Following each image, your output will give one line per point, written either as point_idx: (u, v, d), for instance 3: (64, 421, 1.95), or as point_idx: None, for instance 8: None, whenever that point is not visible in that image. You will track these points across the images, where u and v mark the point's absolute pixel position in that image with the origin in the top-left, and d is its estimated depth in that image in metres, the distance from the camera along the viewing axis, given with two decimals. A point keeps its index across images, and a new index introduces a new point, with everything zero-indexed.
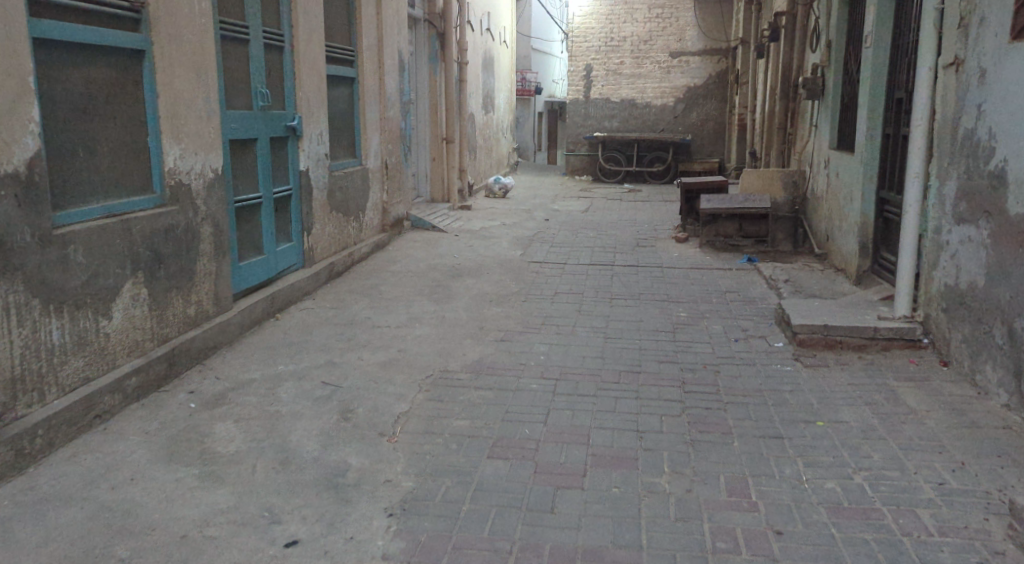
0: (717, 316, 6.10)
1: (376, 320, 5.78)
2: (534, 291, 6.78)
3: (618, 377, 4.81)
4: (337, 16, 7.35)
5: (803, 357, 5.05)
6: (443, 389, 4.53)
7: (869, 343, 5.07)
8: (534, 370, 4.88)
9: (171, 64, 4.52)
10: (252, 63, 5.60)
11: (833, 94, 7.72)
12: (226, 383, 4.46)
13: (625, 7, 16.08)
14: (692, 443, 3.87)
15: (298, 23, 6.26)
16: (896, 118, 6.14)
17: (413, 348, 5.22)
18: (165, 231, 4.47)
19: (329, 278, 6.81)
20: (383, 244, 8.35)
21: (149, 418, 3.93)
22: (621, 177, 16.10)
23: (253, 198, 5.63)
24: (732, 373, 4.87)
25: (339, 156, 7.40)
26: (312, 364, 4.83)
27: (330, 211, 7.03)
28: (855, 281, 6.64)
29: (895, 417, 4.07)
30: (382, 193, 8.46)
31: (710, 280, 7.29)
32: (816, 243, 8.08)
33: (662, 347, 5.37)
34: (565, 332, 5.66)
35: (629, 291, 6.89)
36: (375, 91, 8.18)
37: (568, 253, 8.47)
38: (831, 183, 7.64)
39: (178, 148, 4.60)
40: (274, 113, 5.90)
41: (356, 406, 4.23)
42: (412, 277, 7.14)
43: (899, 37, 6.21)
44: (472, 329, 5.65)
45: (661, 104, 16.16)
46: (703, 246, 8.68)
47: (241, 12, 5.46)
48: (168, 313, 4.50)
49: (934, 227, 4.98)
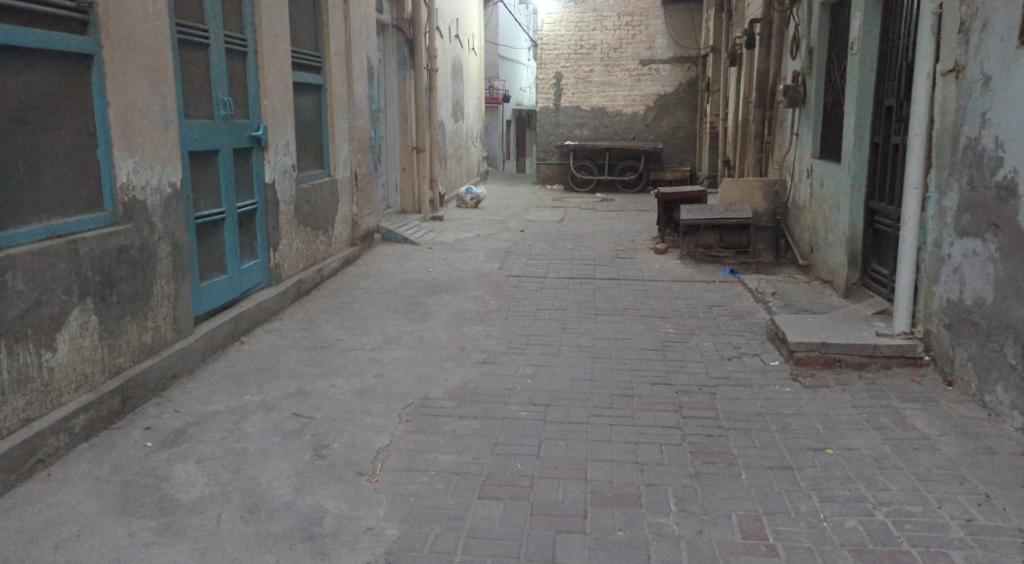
0: (707, 332, 5.86)
1: (350, 343, 5.43)
2: (515, 307, 6.49)
3: (611, 402, 4.53)
4: (303, 21, 7.00)
5: (800, 376, 4.82)
6: (425, 419, 4.20)
7: (869, 361, 4.85)
8: (521, 395, 4.58)
9: (122, 70, 4.15)
10: (212, 69, 5.23)
11: (815, 102, 7.56)
12: (187, 417, 4.09)
13: (594, 15, 15.90)
14: (697, 477, 3.60)
15: (262, 27, 5.91)
16: (886, 126, 5.95)
17: (391, 372, 4.89)
18: (118, 252, 4.09)
19: (297, 296, 6.44)
20: (353, 258, 7.99)
21: (99, 460, 3.56)
22: (594, 186, 15.92)
23: (215, 214, 5.25)
24: (729, 395, 4.61)
25: (306, 167, 7.03)
26: (282, 394, 4.47)
27: (297, 225, 6.66)
28: (844, 293, 6.45)
29: (907, 443, 3.84)
30: (352, 206, 8.10)
31: (695, 293, 7.05)
32: (799, 253, 7.90)
33: (653, 368, 5.10)
34: (550, 352, 5.37)
35: (613, 306, 6.63)
36: (343, 99, 7.84)
37: (547, 265, 8.20)
38: (815, 192, 7.46)
39: (131, 161, 4.22)
40: (236, 122, 5.53)
41: (331, 441, 3.89)
42: (385, 293, 6.80)
43: (887, 42, 6.03)
44: (452, 351, 5.33)
45: (632, 112, 15.98)
46: (684, 257, 8.46)
47: (200, 15, 5.10)
48: (122, 342, 4.12)
49: (934, 240, 4.77)
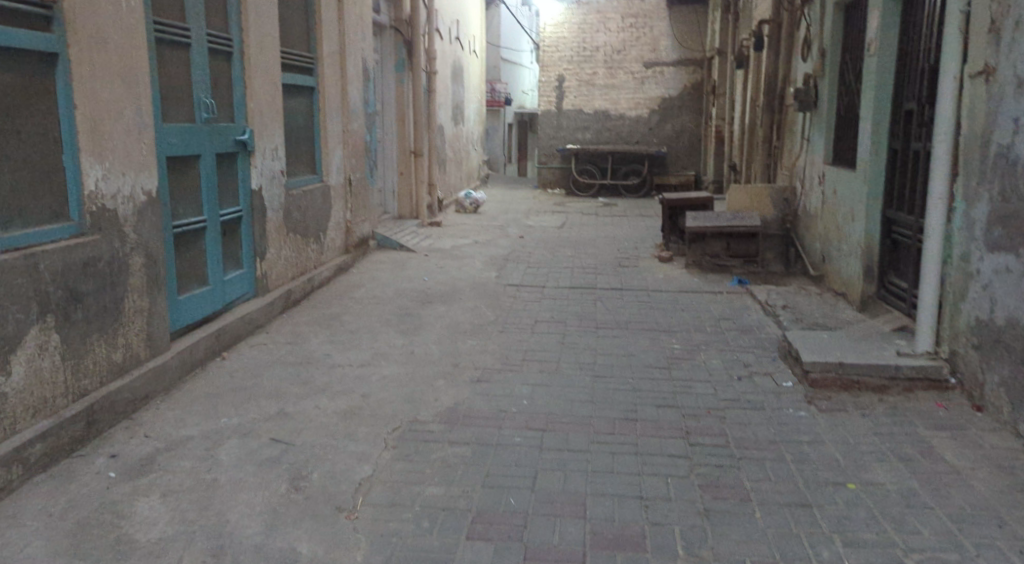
0: (714, 348, 5.55)
1: (337, 358, 5.14)
2: (512, 320, 6.19)
3: (613, 426, 4.22)
4: (294, 20, 6.71)
5: (815, 398, 4.54)
6: (413, 446, 3.90)
7: (889, 383, 4.58)
8: (515, 419, 4.27)
9: (92, 70, 3.85)
10: (193, 70, 4.93)
11: (828, 106, 7.27)
12: (157, 442, 3.78)
13: (598, 16, 15.62)
14: (708, 515, 3.30)
15: (248, 26, 5.61)
16: (905, 132, 5.67)
17: (379, 392, 4.59)
18: (85, 265, 3.79)
19: (285, 307, 6.15)
20: (346, 266, 7.69)
21: (54, 494, 3.26)
22: (596, 190, 15.63)
23: (196, 223, 4.96)
24: (740, 420, 4.31)
25: (297, 172, 6.74)
26: (261, 416, 4.17)
27: (286, 233, 6.36)
28: (859, 307, 6.16)
29: (937, 477, 3.55)
30: (345, 212, 7.81)
31: (701, 305, 6.74)
32: (810, 263, 7.60)
33: (658, 388, 4.78)
34: (548, 370, 5.07)
35: (615, 318, 6.33)
36: (337, 101, 7.55)
37: (546, 274, 7.90)
38: (827, 201, 7.17)
39: (100, 167, 3.92)
40: (219, 126, 5.23)
41: (310, 472, 3.59)
42: (377, 304, 6.51)
43: (907, 43, 5.74)
44: (444, 368, 5.03)
45: (636, 116, 15.68)
46: (689, 266, 8.18)
47: (181, 12, 4.80)
48: (88, 362, 3.81)
49: (960, 253, 4.49)
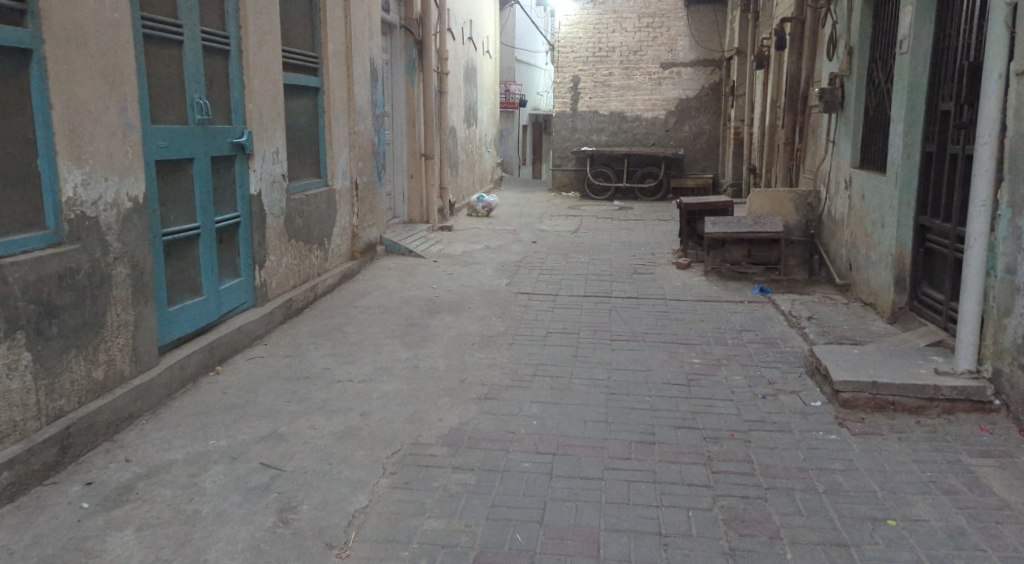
0: (737, 363, 5.24)
1: (337, 373, 4.86)
2: (523, 331, 5.90)
3: (629, 451, 3.91)
4: (297, 18, 6.46)
5: (848, 420, 4.23)
6: (413, 472, 3.62)
7: (927, 405, 4.26)
8: (524, 441, 3.98)
9: (72, 68, 3.60)
10: (187, 70, 4.67)
11: (855, 108, 6.95)
12: (137, 468, 3.51)
13: (614, 16, 15.34)
14: (734, 556, 3.00)
15: (247, 24, 5.35)
16: (941, 134, 5.35)
17: (379, 412, 4.30)
18: (60, 277, 3.53)
19: (286, 316, 5.89)
20: (352, 273, 7.43)
21: (21, 529, 3.00)
22: (611, 194, 15.30)
23: (190, 230, 4.71)
24: (767, 443, 3.99)
25: (299, 176, 6.48)
26: (253, 438, 3.90)
27: (288, 240, 6.11)
28: (890, 319, 5.84)
29: (986, 514, 3.24)
30: (351, 217, 7.54)
31: (721, 315, 6.42)
32: (835, 271, 7.27)
33: (677, 408, 4.47)
34: (561, 386, 4.78)
35: (631, 330, 6.02)
36: (343, 103, 7.29)
37: (559, 282, 7.60)
38: (854, 206, 6.84)
39: (80, 172, 3.66)
40: (214, 128, 4.97)
41: (299, 502, 3.31)
42: (383, 314, 6.24)
43: (942, 41, 5.42)
44: (450, 384, 4.74)
45: (653, 117, 15.31)
46: (708, 274, 7.87)
47: (172, 8, 4.55)
48: (64, 381, 3.55)
49: (1006, 264, 4.19)
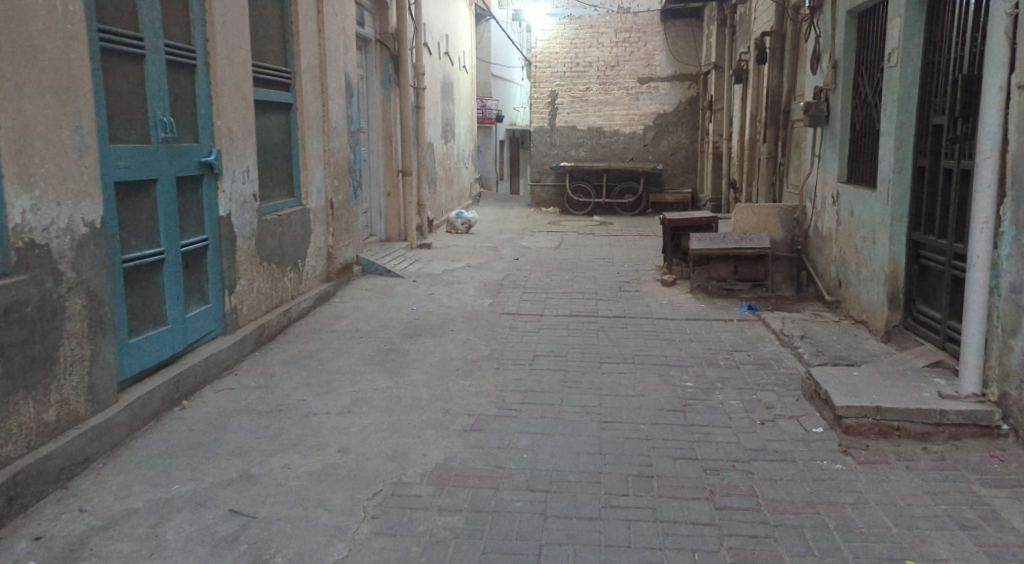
0: (731, 386, 5.03)
1: (313, 405, 4.58)
2: (509, 354, 5.66)
3: (626, 486, 3.68)
4: (268, 31, 6.20)
5: (852, 448, 4.02)
6: (397, 516, 3.37)
7: (933, 430, 4.07)
8: (514, 478, 3.74)
9: (19, 84, 3.33)
10: (150, 85, 4.40)
11: (842, 121, 6.81)
12: (91, 520, 3.24)
13: (591, 31, 15.22)
14: None
15: (213, 38, 5.09)
16: (934, 148, 5.19)
17: (359, 447, 4.04)
18: (7, 311, 3.25)
19: (257, 343, 5.60)
20: (328, 295, 7.15)
21: None
22: (591, 209, 15.15)
23: (153, 255, 4.43)
24: (770, 475, 3.78)
25: (271, 195, 6.21)
26: (221, 480, 3.62)
27: (259, 262, 5.82)
28: (884, 337, 5.66)
29: (1009, 554, 3.06)
30: (326, 237, 7.27)
31: (711, 335, 6.23)
32: (824, 287, 7.11)
33: (673, 437, 4.25)
34: (551, 414, 4.54)
35: (620, 351, 5.80)
36: (316, 119, 7.03)
37: (543, 301, 7.38)
38: (842, 221, 6.69)
39: (28, 196, 3.39)
40: (179, 147, 4.69)
41: (272, 555, 3.06)
42: (361, 339, 5.96)
43: (933, 52, 5.27)
44: (433, 415, 4.48)
45: (630, 132, 15.23)
46: (694, 291, 7.67)
47: (133, 20, 4.28)
48: (10, 425, 3.26)
49: (1010, 284, 4.01)
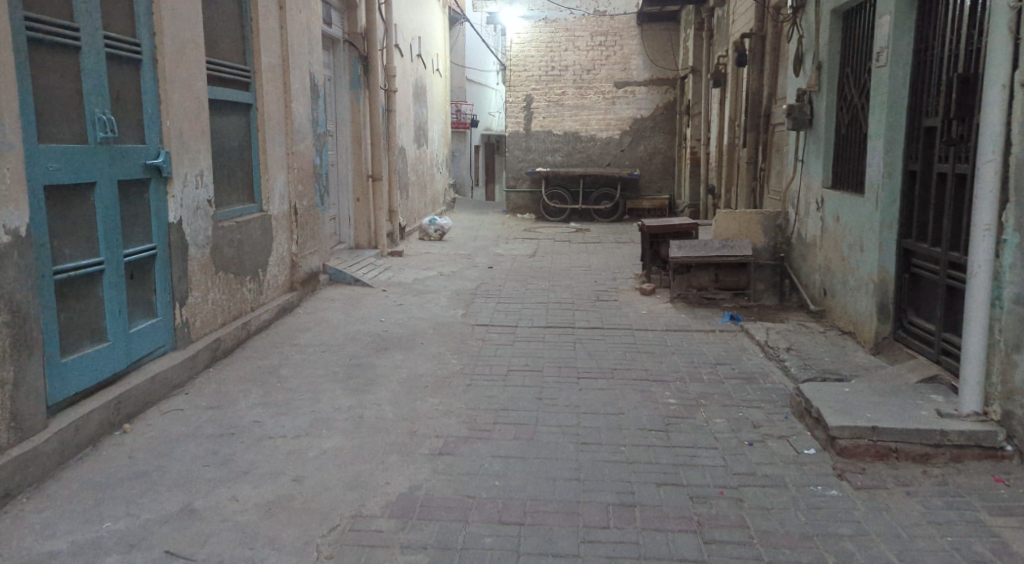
0: (716, 402, 4.75)
1: (268, 428, 4.23)
2: (481, 369, 5.34)
3: (607, 517, 3.37)
4: (225, 27, 5.85)
5: (847, 471, 3.75)
6: (354, 556, 3.03)
7: (934, 452, 3.80)
8: (485, 509, 3.42)
9: None
10: (87, 82, 4.05)
11: (826, 125, 6.60)
12: None
13: (567, 34, 14.98)
14: None
15: (161, 32, 4.73)
16: (926, 151, 4.96)
17: (316, 475, 3.69)
18: None
19: (212, 359, 5.23)
20: (292, 306, 6.79)
21: None
22: (567, 215, 14.87)
23: (90, 265, 4.06)
24: (762, 503, 3.49)
25: (227, 200, 5.84)
26: (160, 516, 3.27)
27: (215, 272, 5.46)
28: (873, 349, 5.41)
29: None
30: (290, 244, 6.91)
31: (693, 347, 5.96)
32: (808, 297, 6.89)
33: (656, 460, 3.95)
34: (525, 436, 4.23)
35: (598, 365, 5.50)
36: (279, 121, 6.69)
37: (518, 311, 7.08)
38: (827, 228, 6.45)
39: None
40: (121, 148, 4.33)
41: None
42: (324, 353, 5.61)
43: (924, 50, 5.05)
44: (399, 438, 4.15)
45: (607, 137, 15.00)
46: (674, 300, 7.41)
47: (67, 9, 3.93)
48: None
49: (1014, 295, 3.77)
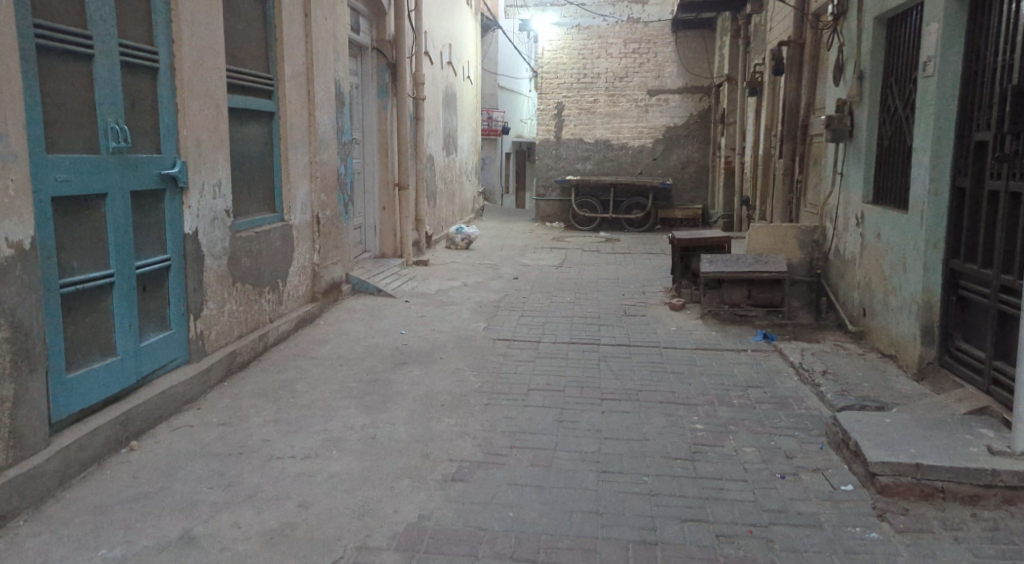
0: (747, 429, 4.51)
1: (278, 448, 4.08)
2: (502, 388, 5.15)
3: (627, 556, 3.16)
4: (247, 33, 5.74)
5: (889, 512, 3.50)
6: None
7: (984, 493, 3.52)
8: (496, 542, 3.23)
9: None
10: (100, 90, 3.94)
11: (867, 138, 6.34)
12: None
13: (600, 42, 14.76)
14: None
15: (179, 38, 4.62)
16: (976, 166, 4.68)
17: (322, 501, 3.53)
18: None
19: (226, 372, 5.11)
20: (311, 317, 6.67)
21: None
22: (597, 224, 14.52)
23: (99, 278, 3.95)
24: (794, 545, 3.25)
25: (247, 210, 5.73)
26: (158, 542, 3.13)
27: (232, 283, 5.34)
28: (916, 374, 5.12)
29: None
30: (311, 254, 6.79)
31: (724, 368, 5.71)
32: (846, 315, 6.60)
33: (681, 492, 3.73)
34: (542, 461, 4.03)
35: (623, 386, 5.28)
36: (303, 129, 6.58)
37: (543, 325, 6.89)
38: (867, 245, 6.18)
39: None
40: (134, 158, 4.22)
41: None
42: (341, 367, 5.47)
43: (975, 60, 4.78)
44: (411, 461, 3.98)
45: (639, 146, 14.76)
46: (706, 317, 7.15)
47: (79, 16, 3.82)
48: None
49: None
